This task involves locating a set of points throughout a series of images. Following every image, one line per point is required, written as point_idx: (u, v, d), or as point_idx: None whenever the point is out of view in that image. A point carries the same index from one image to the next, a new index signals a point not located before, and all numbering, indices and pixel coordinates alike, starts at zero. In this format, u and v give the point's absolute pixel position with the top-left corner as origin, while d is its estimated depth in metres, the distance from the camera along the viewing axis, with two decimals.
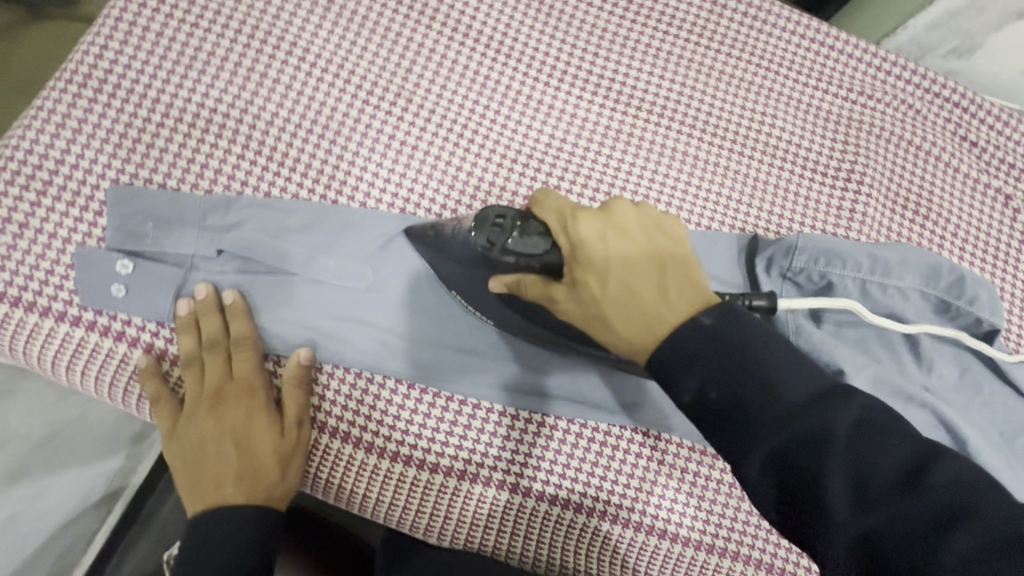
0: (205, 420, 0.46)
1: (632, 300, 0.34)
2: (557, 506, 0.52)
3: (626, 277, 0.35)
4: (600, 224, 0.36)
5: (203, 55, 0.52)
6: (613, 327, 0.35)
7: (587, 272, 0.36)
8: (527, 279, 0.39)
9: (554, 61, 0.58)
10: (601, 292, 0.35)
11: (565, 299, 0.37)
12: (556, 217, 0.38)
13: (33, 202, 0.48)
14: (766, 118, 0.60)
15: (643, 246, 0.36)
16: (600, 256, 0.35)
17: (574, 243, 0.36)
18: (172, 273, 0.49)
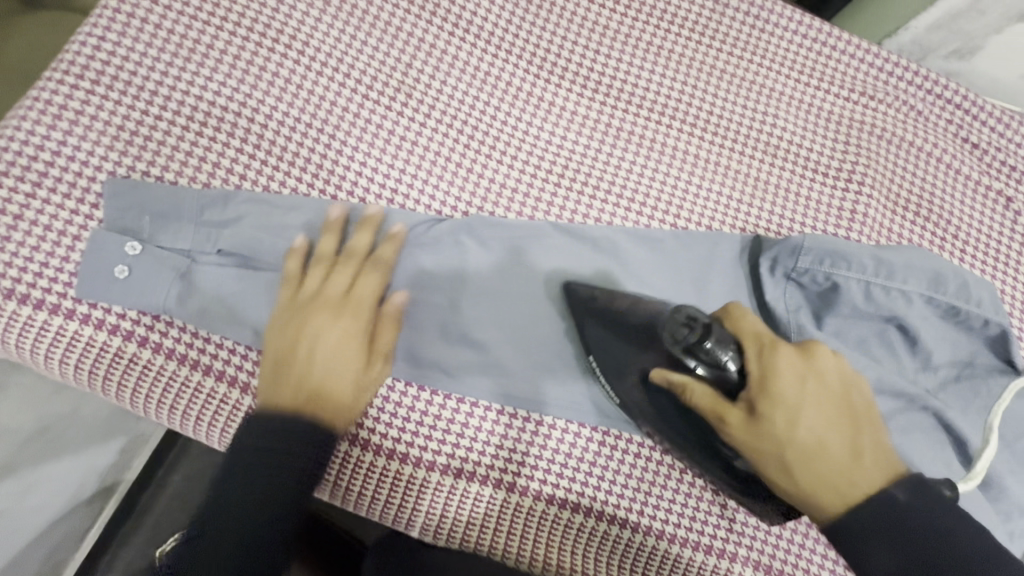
0: (314, 314, 0.46)
1: (823, 455, 0.36)
2: (553, 505, 0.51)
3: (821, 426, 0.37)
4: (800, 361, 0.38)
5: (203, 48, 0.52)
6: (803, 476, 0.36)
7: (775, 405, 0.37)
8: (694, 390, 0.39)
9: (556, 57, 0.58)
10: (788, 434, 0.37)
11: (738, 427, 0.38)
12: (754, 342, 0.39)
13: (28, 193, 0.47)
14: (767, 117, 0.60)
15: (835, 397, 0.38)
16: (794, 395, 0.37)
17: (766, 373, 0.38)
18: (174, 264, 0.48)
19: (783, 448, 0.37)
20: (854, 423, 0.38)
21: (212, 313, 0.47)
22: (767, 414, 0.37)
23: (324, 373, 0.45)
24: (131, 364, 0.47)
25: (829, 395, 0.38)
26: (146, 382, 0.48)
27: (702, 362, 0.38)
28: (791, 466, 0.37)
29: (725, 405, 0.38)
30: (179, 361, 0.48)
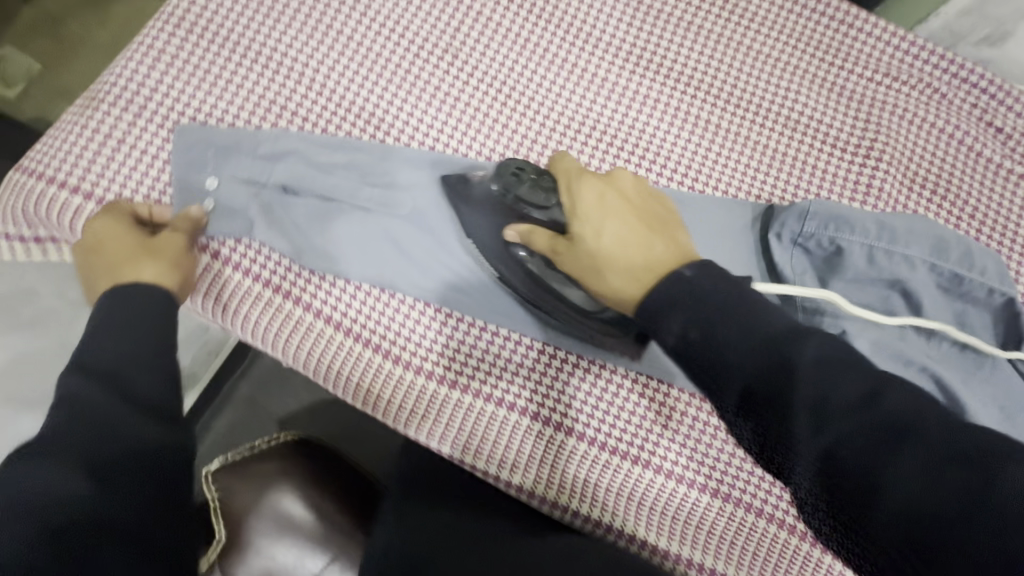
0: (86, 249, 0.50)
1: (632, 253, 0.43)
2: (560, 431, 0.57)
3: (618, 232, 0.44)
4: (600, 186, 0.47)
5: (281, 7, 0.60)
6: (609, 279, 0.44)
7: (581, 219, 0.46)
8: (537, 237, 0.50)
9: (591, 29, 0.63)
10: (595, 243, 0.45)
11: (565, 254, 0.47)
12: (564, 176, 0.50)
13: (130, 122, 0.57)
14: (786, 92, 0.63)
15: (631, 207, 0.46)
16: (596, 215, 0.46)
17: (574, 201, 0.47)
18: (231, 196, 0.55)
19: (593, 261, 0.45)
20: (650, 222, 0.45)
21: (273, 237, 0.55)
22: (575, 236, 0.46)
23: (106, 273, 0.49)
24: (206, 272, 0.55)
25: (630, 201, 0.47)
26: (217, 288, 0.56)
27: (530, 208, 0.50)
28: (603, 272, 0.44)
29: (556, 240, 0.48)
30: (246, 274, 0.56)
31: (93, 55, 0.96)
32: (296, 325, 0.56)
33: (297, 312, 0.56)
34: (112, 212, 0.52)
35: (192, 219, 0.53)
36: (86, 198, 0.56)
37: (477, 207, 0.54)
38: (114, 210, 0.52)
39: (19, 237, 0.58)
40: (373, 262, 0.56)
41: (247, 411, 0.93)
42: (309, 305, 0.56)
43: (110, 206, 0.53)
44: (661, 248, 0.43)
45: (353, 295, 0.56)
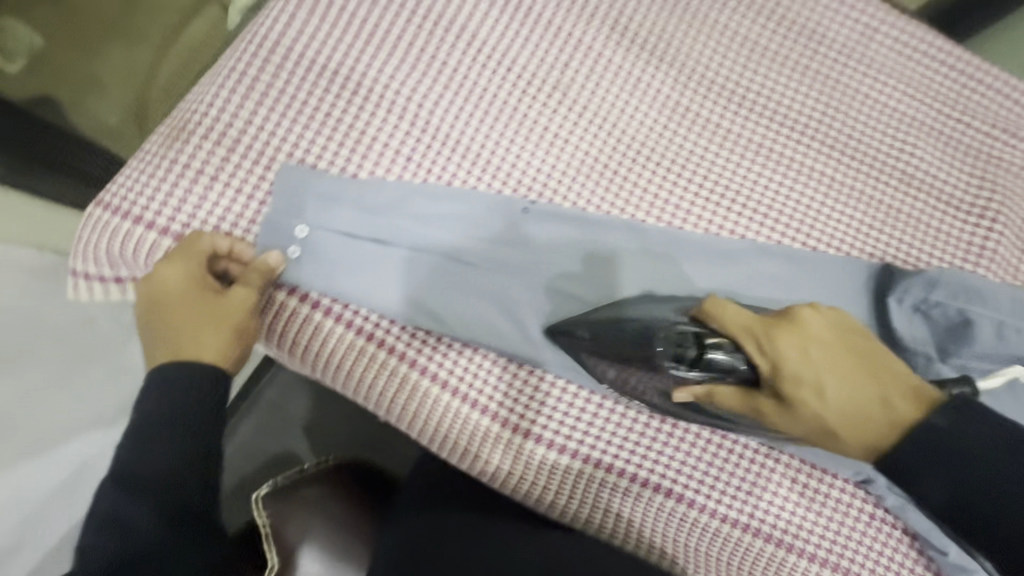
0: (150, 294, 0.49)
1: (865, 417, 0.45)
2: (669, 498, 0.56)
3: (844, 392, 0.45)
4: (796, 339, 0.45)
5: (381, 33, 0.56)
6: (845, 442, 0.46)
7: (811, 392, 0.45)
8: (720, 393, 0.46)
9: (708, 71, 0.60)
10: (822, 406, 0.45)
11: (773, 411, 0.46)
12: (747, 333, 0.45)
13: (222, 158, 0.52)
14: (904, 144, 0.60)
15: (835, 354, 0.45)
16: (810, 373, 0.44)
17: (775, 361, 0.44)
18: (332, 247, 0.52)
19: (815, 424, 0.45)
20: (865, 368, 0.46)
21: (379, 295, 0.52)
22: (794, 400, 0.45)
23: (167, 337, 0.49)
24: (304, 324, 0.52)
25: (829, 347, 0.45)
26: (318, 340, 0.52)
27: (698, 369, 0.44)
28: (842, 436, 0.46)
29: (753, 397, 0.46)
30: (348, 327, 0.52)
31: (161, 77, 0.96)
32: (401, 385, 0.53)
33: (404, 370, 0.53)
34: (184, 254, 0.49)
35: (262, 274, 0.50)
36: (175, 240, 0.51)
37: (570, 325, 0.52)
38: (188, 251, 0.49)
39: (97, 276, 0.52)
40: (486, 323, 0.53)
41: (273, 416, 1.00)
42: (415, 363, 0.53)
43: (186, 243, 0.50)
44: (900, 405, 0.45)
45: (460, 355, 0.54)
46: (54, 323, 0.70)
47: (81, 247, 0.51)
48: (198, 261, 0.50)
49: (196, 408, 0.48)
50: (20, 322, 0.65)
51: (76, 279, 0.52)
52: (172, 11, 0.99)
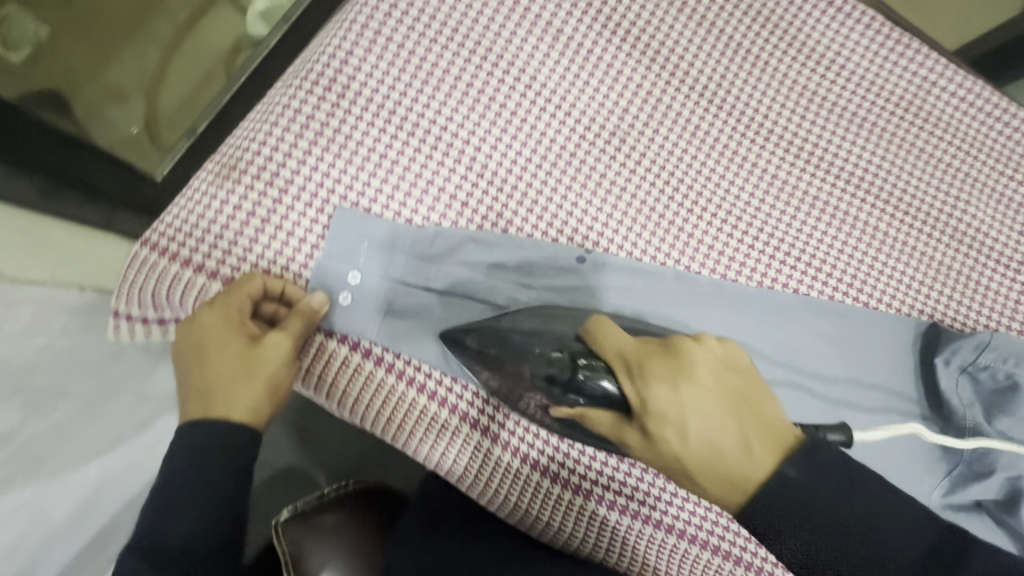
0: (191, 335, 0.48)
1: (720, 462, 0.40)
2: (716, 555, 0.53)
3: (704, 436, 0.40)
4: (668, 378, 0.41)
5: (438, 72, 0.55)
6: (710, 491, 0.40)
7: (670, 427, 0.41)
8: (594, 418, 0.44)
9: (766, 120, 0.60)
10: (681, 447, 0.40)
11: (641, 445, 0.42)
12: (620, 359, 0.43)
13: (275, 198, 0.51)
14: (954, 201, 0.61)
15: (716, 388, 0.42)
16: (676, 411, 0.41)
17: (644, 396, 0.41)
18: (382, 296, 0.51)
19: (681, 461, 0.41)
20: (738, 410, 0.41)
21: (426, 345, 0.51)
22: (652, 434, 0.41)
23: (203, 382, 0.48)
24: (353, 373, 0.51)
25: (723, 383, 0.42)
26: (369, 391, 0.51)
27: (579, 394, 0.44)
28: (698, 478, 0.40)
29: (621, 426, 0.43)
30: (399, 378, 0.51)
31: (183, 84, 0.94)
32: (452, 436, 0.53)
33: (445, 417, 0.52)
34: (229, 294, 0.47)
35: (308, 321, 0.48)
36: (225, 283, 0.50)
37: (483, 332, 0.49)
38: (233, 292, 0.47)
39: (139, 318, 0.52)
40: None
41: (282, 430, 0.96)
42: (465, 415, 0.52)
43: (231, 288, 0.47)
44: (758, 458, 0.39)
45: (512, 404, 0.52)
46: (87, 355, 0.67)
47: (126, 288, 0.51)
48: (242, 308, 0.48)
49: (223, 469, 0.47)
50: (69, 363, 0.64)
51: (117, 321, 0.52)
52: (183, 12, 0.97)
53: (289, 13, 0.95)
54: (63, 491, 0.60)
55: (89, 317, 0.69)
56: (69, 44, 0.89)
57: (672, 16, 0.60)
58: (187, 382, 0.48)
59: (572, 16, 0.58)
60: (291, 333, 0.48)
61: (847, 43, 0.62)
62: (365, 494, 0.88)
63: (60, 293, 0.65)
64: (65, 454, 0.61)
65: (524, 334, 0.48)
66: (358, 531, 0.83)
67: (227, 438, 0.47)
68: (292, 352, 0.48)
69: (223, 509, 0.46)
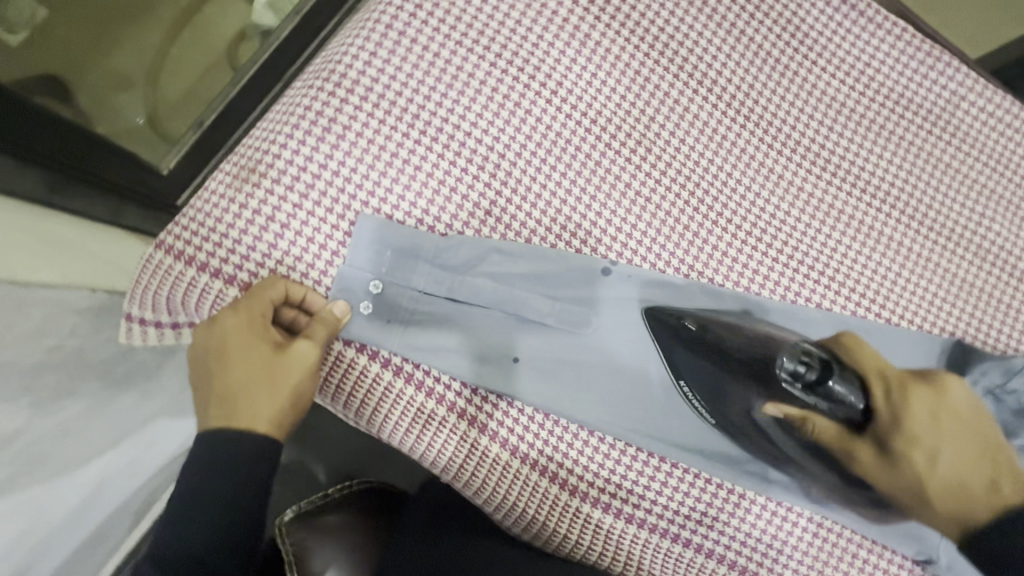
0: (208, 339, 0.46)
1: (958, 490, 0.53)
2: (724, 566, 0.54)
3: (953, 463, 0.53)
4: (933, 400, 0.55)
5: (463, 75, 0.53)
6: (934, 511, 0.53)
7: (931, 451, 0.53)
8: (815, 422, 0.53)
9: (795, 132, 0.59)
10: (930, 469, 0.53)
11: (867, 456, 0.53)
12: (882, 379, 0.54)
13: (294, 203, 0.49)
14: (979, 216, 0.60)
15: (965, 421, 0.55)
16: (929, 438, 0.53)
17: (895, 413, 0.53)
18: (403, 306, 0.50)
19: (920, 477, 0.53)
20: (987, 454, 0.54)
21: (450, 358, 0.50)
22: (897, 452, 0.53)
23: (221, 389, 0.46)
24: (372, 385, 0.50)
25: (956, 414, 0.55)
26: (388, 402, 0.50)
27: (823, 398, 0.53)
28: (932, 500, 0.53)
29: (851, 439, 0.53)
30: (418, 388, 0.50)
31: (184, 70, 0.92)
32: (471, 449, 0.51)
33: (465, 429, 0.51)
34: (249, 300, 0.46)
35: (330, 327, 0.47)
36: (242, 289, 0.49)
37: (694, 350, 0.53)
38: (253, 298, 0.46)
39: (152, 322, 0.50)
40: (561, 391, 0.52)
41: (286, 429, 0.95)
42: (484, 427, 0.51)
43: (252, 293, 0.46)
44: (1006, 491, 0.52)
45: (533, 418, 0.52)
46: (96, 358, 0.65)
47: (139, 291, 0.49)
48: (265, 314, 0.46)
49: (237, 481, 0.45)
50: (87, 363, 0.63)
51: (128, 325, 0.50)
52: None
53: (298, 7, 0.92)
54: (66, 489, 0.60)
55: (101, 319, 0.65)
56: (65, 23, 0.79)
57: (701, 23, 0.59)
58: (204, 388, 0.47)
59: (600, 20, 0.57)
60: (315, 341, 0.46)
61: (876, 55, 0.61)
62: (372, 497, 0.87)
63: (71, 295, 0.61)
64: (67, 455, 0.60)
65: (748, 338, 0.54)
66: (361, 533, 0.82)
67: (241, 447, 0.45)
68: (314, 363, 0.47)
69: (233, 525, 0.45)
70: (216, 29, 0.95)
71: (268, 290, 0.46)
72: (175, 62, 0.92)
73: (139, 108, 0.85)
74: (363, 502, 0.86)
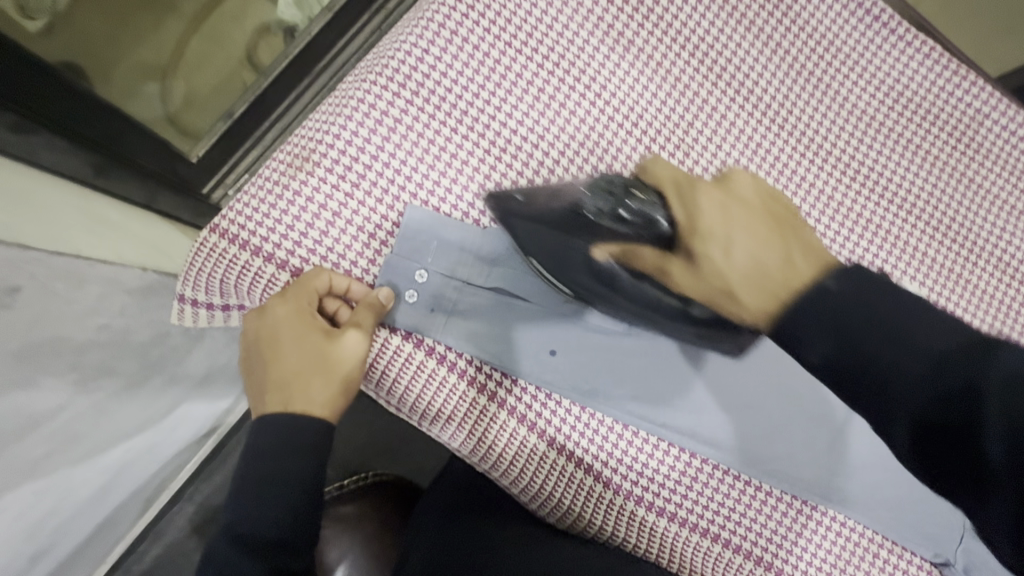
0: (260, 329, 0.47)
1: (760, 273, 0.37)
2: (749, 560, 0.56)
3: (751, 249, 0.38)
4: (719, 198, 0.44)
5: (511, 75, 0.55)
6: (740, 304, 0.38)
7: (706, 238, 0.41)
8: (636, 253, 0.46)
9: (828, 143, 0.61)
10: (723, 262, 0.39)
11: (682, 272, 0.42)
12: (673, 187, 0.47)
13: (347, 193, 0.51)
14: (996, 229, 0.64)
15: (754, 210, 0.42)
16: (719, 228, 0.41)
17: (689, 213, 0.44)
18: (446, 295, 0.52)
19: (723, 278, 0.39)
20: (778, 230, 0.40)
21: (489, 348, 0.51)
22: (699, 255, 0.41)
23: (277, 377, 0.48)
24: (418, 373, 0.51)
25: (758, 210, 0.42)
26: (430, 390, 0.51)
27: (625, 223, 0.48)
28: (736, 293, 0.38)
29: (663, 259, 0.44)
30: (461, 377, 0.51)
31: (212, 57, 0.94)
32: (510, 439, 0.52)
33: (506, 420, 0.52)
34: (295, 291, 0.47)
35: (374, 312, 0.48)
36: (293, 275, 0.50)
37: (534, 219, 0.51)
38: (300, 288, 0.47)
39: (204, 304, 0.52)
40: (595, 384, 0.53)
41: None
42: (522, 417, 0.52)
43: (298, 284, 0.47)
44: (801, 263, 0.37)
45: (569, 410, 0.53)
46: (135, 338, 0.65)
47: (192, 275, 0.50)
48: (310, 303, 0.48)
49: (290, 464, 0.46)
50: (128, 350, 0.64)
51: (181, 305, 0.51)
52: None
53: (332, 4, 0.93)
54: (92, 471, 0.62)
55: (145, 302, 0.65)
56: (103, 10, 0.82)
57: (740, 34, 0.61)
58: (258, 375, 0.49)
59: (644, 26, 0.59)
60: (363, 328, 0.48)
61: (904, 69, 0.63)
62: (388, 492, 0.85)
63: (122, 274, 0.61)
64: (100, 438, 0.62)
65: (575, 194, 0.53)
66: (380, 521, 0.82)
67: (296, 428, 0.47)
68: (364, 352, 0.48)
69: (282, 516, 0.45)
70: (239, 17, 0.98)
71: (314, 281, 0.48)
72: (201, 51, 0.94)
73: (172, 93, 0.87)
74: (384, 498, 0.85)
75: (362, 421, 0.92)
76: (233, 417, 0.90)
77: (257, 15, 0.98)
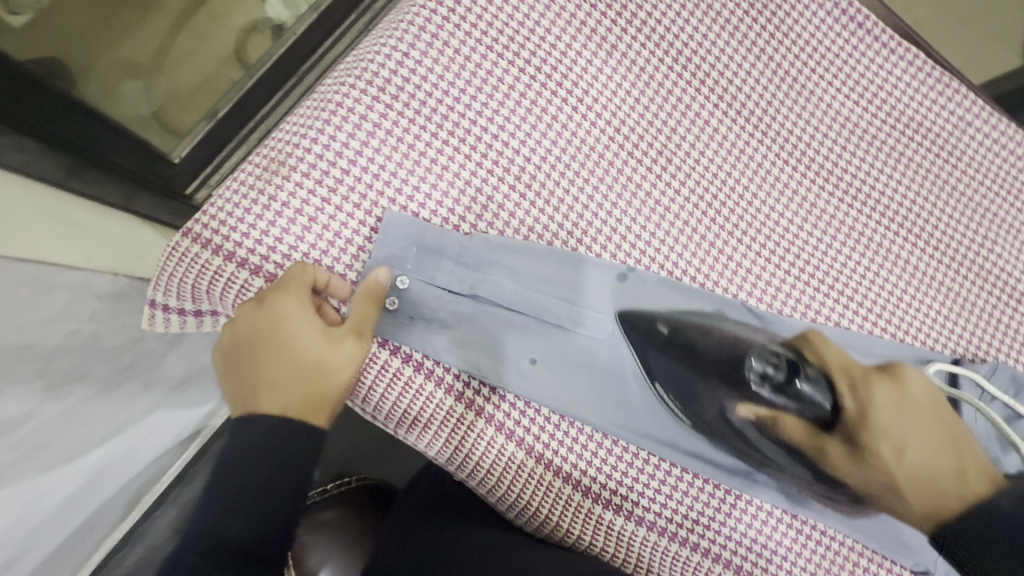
0: (247, 328, 0.47)
1: (930, 486, 0.52)
2: (729, 569, 0.55)
3: (926, 456, 0.52)
4: (891, 393, 0.55)
5: (493, 80, 0.54)
6: (909, 505, 0.52)
7: (876, 438, 0.53)
8: (785, 420, 0.54)
9: (811, 151, 0.61)
10: (896, 462, 0.53)
11: (838, 454, 0.54)
12: (845, 373, 0.55)
13: (324, 197, 0.50)
14: (976, 236, 0.64)
15: (927, 415, 0.54)
16: (896, 430, 0.53)
17: (862, 410, 0.54)
18: (428, 302, 0.51)
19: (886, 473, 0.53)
20: (943, 440, 0.53)
21: (470, 356, 0.51)
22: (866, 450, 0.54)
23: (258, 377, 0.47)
24: (394, 381, 0.50)
25: (926, 420, 0.54)
26: (407, 398, 0.50)
27: (790, 398, 0.54)
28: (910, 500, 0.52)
29: (818, 437, 0.54)
30: (439, 385, 0.51)
31: (194, 54, 0.92)
32: (488, 448, 0.52)
33: (484, 428, 0.51)
34: (285, 289, 0.46)
35: (363, 314, 0.48)
36: (268, 280, 0.49)
37: (661, 346, 0.54)
38: (290, 286, 0.46)
39: (175, 310, 0.51)
40: (582, 390, 0.53)
41: None
42: (500, 425, 0.52)
43: (289, 281, 0.46)
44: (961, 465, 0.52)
45: (548, 418, 0.52)
46: (108, 342, 0.63)
47: (164, 279, 0.49)
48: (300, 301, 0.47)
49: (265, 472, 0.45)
50: (100, 354, 0.63)
51: (151, 311, 0.51)
52: None
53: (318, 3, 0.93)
54: (64, 477, 0.61)
55: (118, 307, 0.64)
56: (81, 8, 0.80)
57: (723, 41, 0.61)
58: (240, 375, 0.48)
59: (627, 32, 0.58)
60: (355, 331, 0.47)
61: (887, 77, 0.63)
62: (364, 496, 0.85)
63: (92, 279, 0.60)
64: (71, 443, 0.61)
65: (713, 339, 0.55)
66: (356, 526, 0.81)
67: (270, 432, 0.45)
68: (356, 355, 0.48)
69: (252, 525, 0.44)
70: (223, 15, 0.96)
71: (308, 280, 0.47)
72: (184, 49, 0.92)
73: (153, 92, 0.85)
74: (360, 501, 0.84)
75: (343, 424, 0.92)
76: (215, 422, 0.91)
77: (241, 13, 0.97)
